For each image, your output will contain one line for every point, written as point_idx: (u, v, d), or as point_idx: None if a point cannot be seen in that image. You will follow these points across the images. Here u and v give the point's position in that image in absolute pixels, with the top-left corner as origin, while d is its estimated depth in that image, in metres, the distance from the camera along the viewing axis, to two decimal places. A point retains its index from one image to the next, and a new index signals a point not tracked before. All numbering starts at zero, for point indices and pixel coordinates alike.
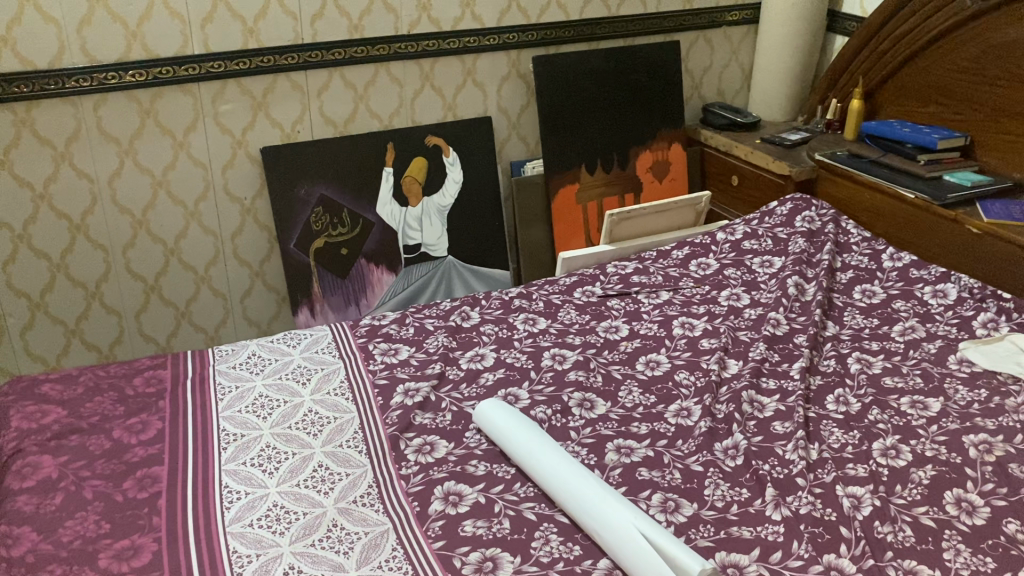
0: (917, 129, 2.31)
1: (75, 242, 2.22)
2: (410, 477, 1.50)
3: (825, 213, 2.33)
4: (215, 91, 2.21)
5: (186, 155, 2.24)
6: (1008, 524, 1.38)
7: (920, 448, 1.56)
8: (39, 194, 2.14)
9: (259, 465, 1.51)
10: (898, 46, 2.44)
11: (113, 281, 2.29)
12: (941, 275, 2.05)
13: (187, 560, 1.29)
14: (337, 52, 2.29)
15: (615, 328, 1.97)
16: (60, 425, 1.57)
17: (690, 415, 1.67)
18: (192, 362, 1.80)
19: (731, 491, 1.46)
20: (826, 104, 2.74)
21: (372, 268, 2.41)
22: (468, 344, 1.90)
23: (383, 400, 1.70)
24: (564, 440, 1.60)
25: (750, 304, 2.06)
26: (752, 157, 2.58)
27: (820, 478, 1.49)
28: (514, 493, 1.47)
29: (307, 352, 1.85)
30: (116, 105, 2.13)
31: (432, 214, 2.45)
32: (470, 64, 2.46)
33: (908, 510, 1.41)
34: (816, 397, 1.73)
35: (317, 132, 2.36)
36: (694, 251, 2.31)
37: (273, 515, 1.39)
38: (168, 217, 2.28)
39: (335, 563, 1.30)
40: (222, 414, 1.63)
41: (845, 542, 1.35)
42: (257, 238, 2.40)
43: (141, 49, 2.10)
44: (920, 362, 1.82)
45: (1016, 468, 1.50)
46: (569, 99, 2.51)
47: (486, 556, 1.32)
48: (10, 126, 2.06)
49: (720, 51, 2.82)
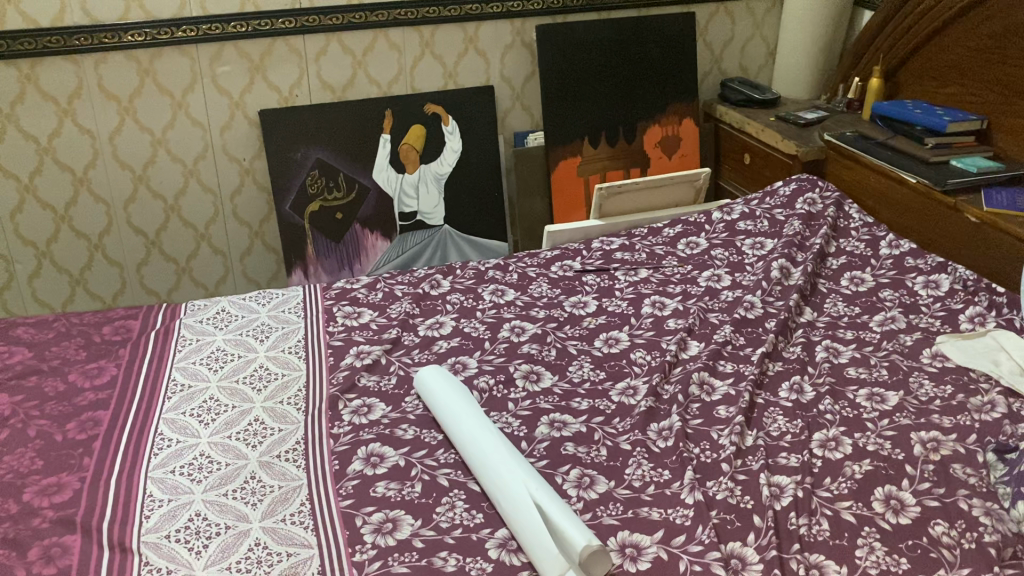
0: (930, 111, 2.19)
1: (78, 195, 2.45)
2: (339, 436, 1.52)
3: (828, 196, 2.25)
4: (213, 53, 2.37)
5: (185, 115, 2.43)
6: (935, 526, 1.32)
7: (862, 442, 1.49)
8: (43, 147, 2.37)
9: (197, 415, 1.56)
10: (922, 22, 2.31)
11: (115, 234, 2.52)
12: (936, 265, 1.96)
13: (104, 496, 1.36)
14: (335, 18, 2.42)
15: (583, 304, 1.95)
16: (23, 365, 1.66)
17: (635, 393, 1.64)
18: (163, 315, 1.87)
19: (652, 472, 1.44)
20: (849, 84, 2.63)
21: (366, 234, 2.55)
22: (431, 311, 1.91)
23: (333, 360, 1.73)
24: (499, 411, 1.60)
25: (729, 286, 2.00)
26: (763, 135, 2.51)
27: (746, 465, 1.44)
28: (434, 459, 1.47)
29: (275, 310, 1.90)
30: (116, 64, 2.32)
31: (429, 182, 2.57)
32: (472, 31, 2.55)
33: (830, 504, 1.36)
34: (770, 382, 1.67)
35: (315, 97, 2.51)
36: (686, 229, 2.25)
37: (196, 465, 1.44)
38: (168, 174, 2.49)
39: (240, 513, 1.33)
40: (176, 364, 1.70)
41: (755, 531, 1.31)
42: (256, 199, 2.59)
43: (139, 10, 2.28)
44: (892, 354, 1.74)
45: (959, 469, 1.43)
46: (571, 72, 2.53)
47: (388, 518, 1.33)
48: (15, 81, 2.27)
49: (742, 24, 2.77)
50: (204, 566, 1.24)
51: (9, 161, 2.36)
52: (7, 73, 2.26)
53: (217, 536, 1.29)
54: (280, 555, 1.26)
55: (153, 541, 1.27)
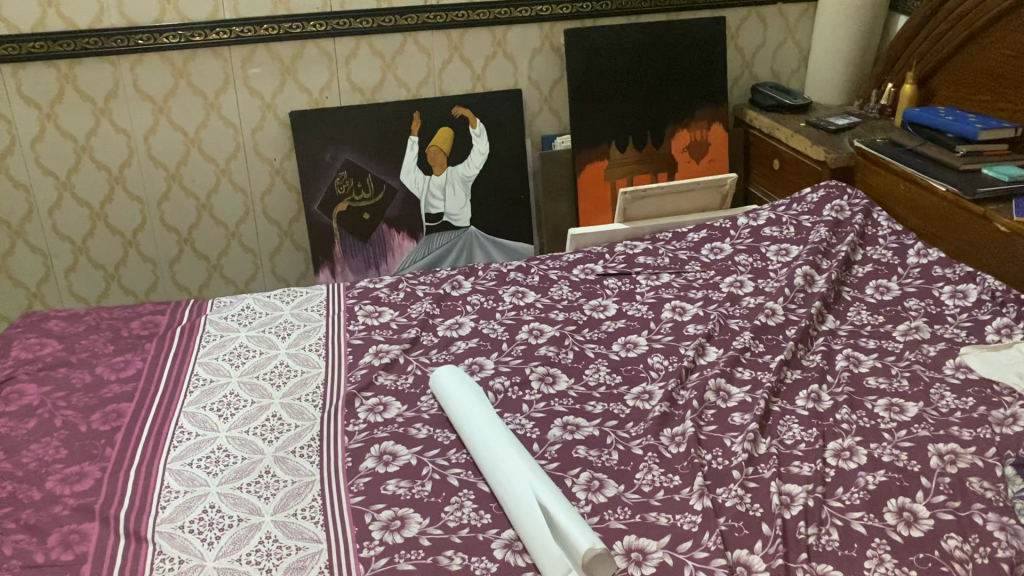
0: (962, 119, 2.15)
1: (114, 192, 2.54)
2: (353, 433, 1.54)
3: (856, 203, 2.22)
4: (245, 55, 2.46)
5: (217, 115, 2.51)
6: (948, 539, 1.29)
7: (878, 453, 1.48)
8: (81, 145, 2.47)
9: (217, 409, 1.59)
10: (956, 27, 2.28)
11: (148, 231, 2.61)
12: (964, 275, 1.92)
13: (123, 486, 1.39)
14: (365, 22, 2.49)
15: (603, 307, 1.95)
16: (52, 357, 1.71)
17: (650, 398, 1.64)
18: (190, 310, 1.92)
19: (662, 477, 1.43)
20: (882, 89, 2.60)
21: (393, 234, 2.61)
22: (451, 312, 1.93)
23: (353, 358, 1.76)
24: (514, 412, 1.61)
25: (751, 292, 1.99)
26: (792, 140, 2.50)
27: (758, 473, 1.44)
28: (446, 459, 1.48)
29: (298, 308, 1.93)
30: (151, 65, 2.42)
31: (456, 184, 2.62)
32: (501, 35, 2.60)
33: (841, 514, 1.35)
34: (787, 391, 1.66)
35: (345, 99, 2.58)
36: (711, 234, 2.25)
37: (213, 458, 1.47)
38: (201, 173, 2.57)
39: (252, 506, 1.36)
40: (199, 359, 1.73)
41: (762, 539, 1.30)
42: (286, 199, 2.66)
43: (175, 13, 2.37)
44: (914, 364, 1.72)
45: (975, 482, 1.40)
46: (596, 76, 2.58)
47: (397, 515, 1.35)
48: (55, 81, 2.38)
49: (774, 29, 2.78)
50: (215, 557, 1.26)
51: (48, 158, 2.46)
52: (48, 74, 2.38)
53: (229, 528, 1.32)
54: (290, 548, 1.28)
55: (168, 531, 1.31)
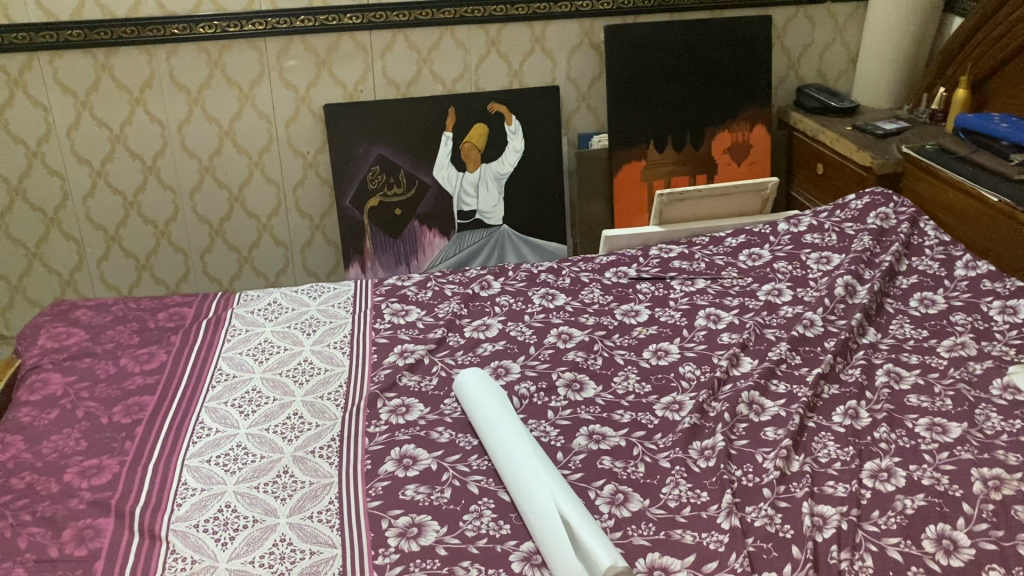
0: (1018, 125, 2.07)
1: (147, 182, 2.55)
2: (375, 435, 1.51)
3: (902, 211, 2.14)
4: (281, 47, 2.45)
5: (251, 107, 2.51)
6: (990, 571, 1.23)
7: (917, 475, 1.41)
8: (116, 134, 2.48)
9: (238, 406, 1.57)
10: (1016, 30, 2.19)
11: (180, 221, 2.61)
12: (1014, 290, 1.85)
13: (138, 482, 1.38)
14: (402, 15, 2.46)
15: (635, 312, 1.90)
16: (78, 346, 1.71)
17: (680, 409, 1.59)
18: (216, 304, 1.90)
19: (689, 492, 1.38)
20: (933, 93, 2.51)
21: (425, 231, 2.59)
22: (478, 313, 1.89)
23: (377, 357, 1.73)
24: (538, 419, 1.57)
25: (790, 301, 1.92)
26: (837, 144, 2.43)
27: (789, 492, 1.38)
28: (467, 465, 1.45)
29: (325, 304, 1.91)
30: (187, 56, 2.42)
31: (490, 181, 2.59)
32: (539, 31, 2.56)
33: (876, 539, 1.29)
34: (824, 406, 1.59)
35: (380, 93, 2.56)
36: (750, 239, 2.18)
37: (232, 455, 1.45)
38: (234, 165, 2.57)
39: (268, 507, 1.34)
40: (223, 354, 1.72)
41: (792, 562, 1.25)
42: (318, 192, 2.64)
43: (211, 3, 2.36)
44: (958, 382, 1.64)
45: (1021, 511, 1.33)
46: (635, 74, 2.52)
47: (413, 522, 1.32)
48: (92, 70, 2.39)
49: (822, 29, 2.70)
50: (228, 558, 1.24)
51: (83, 147, 2.48)
52: (84, 62, 2.39)
53: (244, 529, 1.30)
54: (304, 552, 1.26)
55: (181, 530, 1.29)
